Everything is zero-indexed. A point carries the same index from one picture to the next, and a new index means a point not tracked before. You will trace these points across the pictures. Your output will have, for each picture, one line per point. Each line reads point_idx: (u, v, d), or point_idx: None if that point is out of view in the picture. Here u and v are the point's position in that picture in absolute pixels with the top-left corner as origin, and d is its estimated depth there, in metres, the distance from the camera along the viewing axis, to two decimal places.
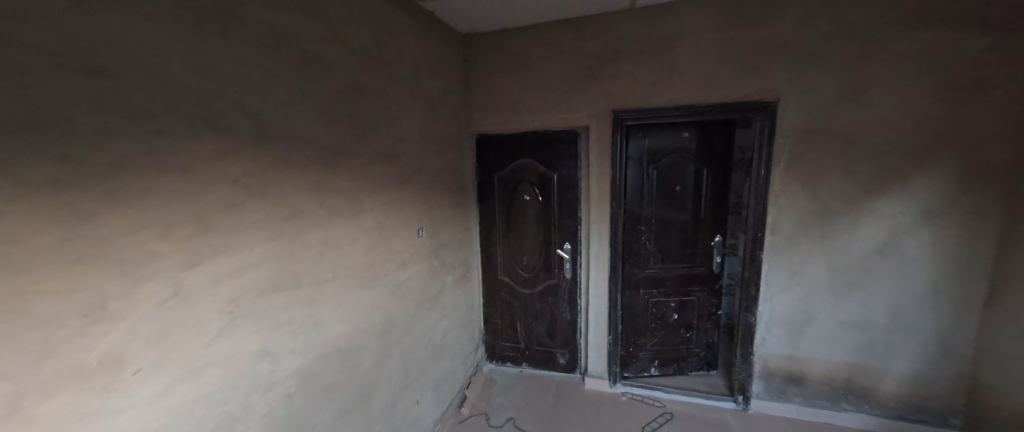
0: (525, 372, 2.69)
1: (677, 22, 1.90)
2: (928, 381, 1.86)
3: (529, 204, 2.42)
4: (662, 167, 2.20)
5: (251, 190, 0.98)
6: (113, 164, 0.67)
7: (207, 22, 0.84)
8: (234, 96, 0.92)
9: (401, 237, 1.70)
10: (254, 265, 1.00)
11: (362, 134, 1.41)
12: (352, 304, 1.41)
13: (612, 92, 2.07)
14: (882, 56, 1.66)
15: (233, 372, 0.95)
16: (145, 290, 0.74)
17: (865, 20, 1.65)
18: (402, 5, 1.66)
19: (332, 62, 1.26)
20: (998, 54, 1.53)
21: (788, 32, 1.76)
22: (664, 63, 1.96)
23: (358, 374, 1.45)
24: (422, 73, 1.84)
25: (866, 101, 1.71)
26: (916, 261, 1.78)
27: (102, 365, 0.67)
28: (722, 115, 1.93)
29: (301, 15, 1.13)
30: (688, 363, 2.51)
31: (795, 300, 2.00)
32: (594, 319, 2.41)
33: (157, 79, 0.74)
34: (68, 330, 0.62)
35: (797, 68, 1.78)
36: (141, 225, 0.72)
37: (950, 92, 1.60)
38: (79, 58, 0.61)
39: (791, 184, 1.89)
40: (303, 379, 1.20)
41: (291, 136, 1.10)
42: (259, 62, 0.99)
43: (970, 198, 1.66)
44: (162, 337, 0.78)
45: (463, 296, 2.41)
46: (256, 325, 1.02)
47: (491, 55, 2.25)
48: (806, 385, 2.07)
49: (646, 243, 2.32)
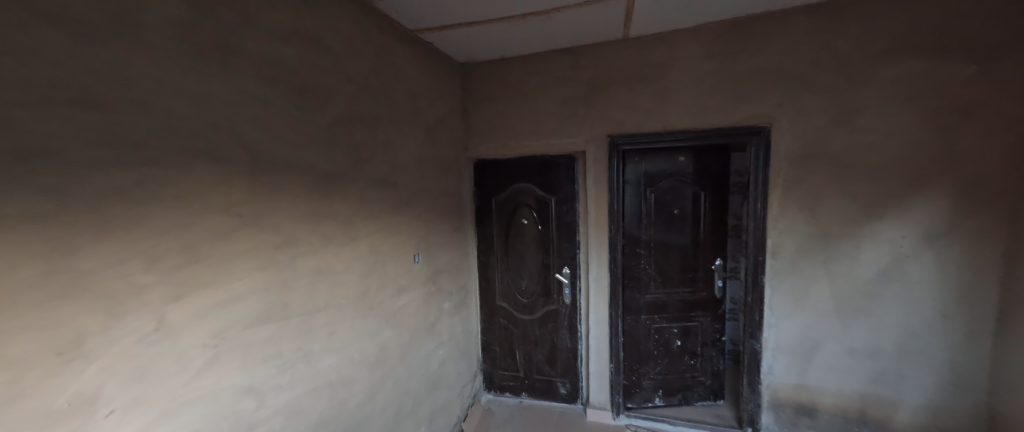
0: (525, 403, 2.59)
1: (667, 52, 1.97)
2: (945, 412, 1.78)
3: (527, 227, 2.41)
4: (659, 190, 2.21)
5: (244, 219, 0.97)
6: (101, 195, 0.66)
7: (205, 56, 0.86)
8: (229, 126, 0.92)
9: (396, 263, 1.68)
10: (243, 295, 0.98)
11: (360, 160, 1.43)
12: (345, 333, 1.37)
13: (607, 117, 2.11)
14: (866, 83, 1.71)
15: (215, 412, 0.90)
16: (126, 326, 0.71)
17: (848, 49, 1.72)
18: (402, 38, 1.74)
19: (331, 92, 1.29)
20: (982, 79, 1.57)
21: (775, 61, 1.82)
22: (657, 90, 2.01)
23: (347, 410, 1.38)
24: (422, 101, 1.89)
25: (855, 126, 1.74)
26: (922, 285, 1.75)
27: (73, 407, 0.63)
28: (717, 139, 1.96)
29: (300, 47, 1.17)
30: (693, 392, 2.41)
31: (801, 326, 1.96)
32: (595, 346, 2.34)
33: (150, 111, 0.74)
34: (41, 369, 0.59)
35: (786, 95, 1.83)
36: (128, 256, 0.71)
37: (937, 117, 1.64)
38: (73, 92, 0.62)
39: (788, 207, 1.89)
40: (291, 416, 1.14)
41: (287, 164, 1.11)
42: (256, 92, 1.01)
43: (968, 221, 1.65)
44: (140, 373, 0.74)
45: (460, 323, 2.35)
46: (241, 357, 0.98)
47: (489, 83, 2.32)
48: (819, 417, 1.98)
49: (646, 267, 2.29)
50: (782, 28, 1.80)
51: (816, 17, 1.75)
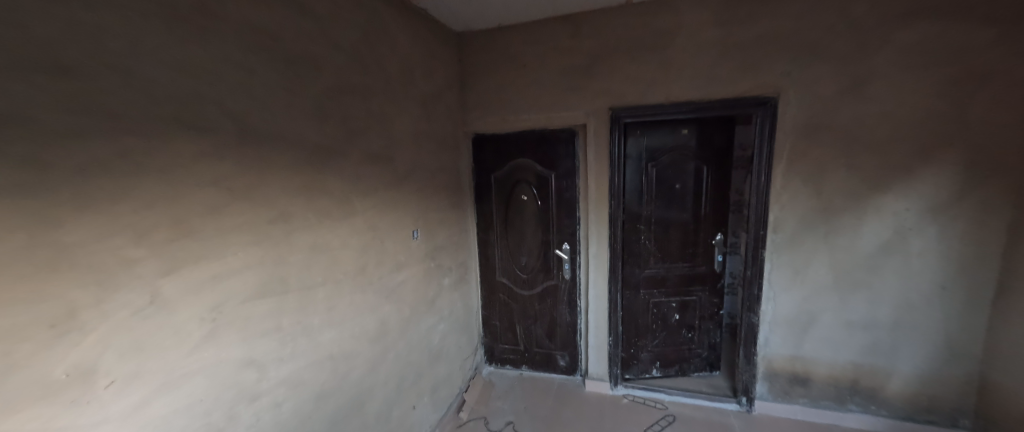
0: (525, 375, 2.66)
1: (674, 17, 1.87)
2: (937, 381, 1.82)
3: (527, 204, 2.39)
4: (661, 165, 2.17)
5: (234, 193, 0.94)
6: (81, 166, 0.64)
7: (182, 19, 0.80)
8: (214, 96, 0.88)
9: (394, 240, 1.66)
10: (237, 270, 0.97)
11: (353, 133, 1.38)
12: (344, 309, 1.38)
13: (609, 89, 2.04)
14: (882, 49, 1.63)
15: (216, 383, 0.91)
16: (120, 300, 0.70)
17: (866, 12, 1.62)
18: (393, 4, 1.64)
19: (319, 60, 1.23)
20: (1005, 45, 1.49)
21: (788, 25, 1.73)
22: (662, 59, 1.93)
23: (350, 381, 1.42)
24: (416, 74, 1.81)
25: (867, 95, 1.68)
26: (923, 258, 1.74)
27: (70, 378, 0.63)
28: (723, 111, 1.90)
29: (284, 10, 1.09)
30: (690, 363, 2.48)
31: (798, 300, 1.97)
32: (594, 320, 2.38)
33: (129, 77, 0.70)
34: (34, 342, 0.58)
35: (796, 63, 1.75)
36: (116, 230, 0.69)
37: (956, 84, 1.57)
38: (40, 55, 0.57)
39: (792, 180, 1.86)
40: (292, 388, 1.16)
41: (277, 137, 1.07)
42: (241, 60, 0.96)
43: (977, 194, 1.62)
44: (138, 346, 0.74)
45: (460, 299, 2.37)
46: (239, 330, 0.98)
47: (485, 54, 2.22)
48: (811, 387, 2.03)
49: (646, 243, 2.28)
50: None
51: None
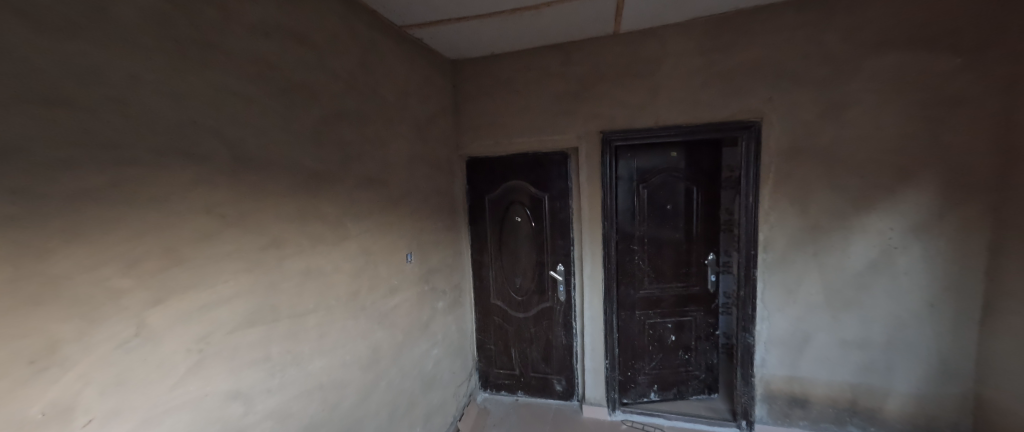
0: (521, 401, 2.59)
1: (659, 46, 1.97)
2: (935, 400, 1.81)
3: (520, 225, 2.40)
4: (652, 186, 2.22)
5: (228, 220, 0.95)
6: (73, 196, 0.64)
7: (184, 52, 0.84)
8: (211, 124, 0.90)
9: (388, 264, 1.66)
10: (228, 299, 0.95)
11: (348, 158, 1.41)
12: (335, 336, 1.35)
13: (599, 113, 2.11)
14: (854, 77, 1.73)
15: (201, 418, 0.88)
16: (104, 331, 0.69)
17: (836, 43, 1.73)
18: (389, 34, 1.71)
19: (316, 88, 1.26)
20: (967, 72, 1.59)
21: (765, 55, 1.83)
22: (648, 85, 2.01)
23: (340, 412, 1.37)
24: (410, 99, 1.86)
25: (843, 120, 1.76)
26: (910, 276, 1.77)
27: (48, 417, 0.61)
28: (710, 134, 1.96)
29: (283, 42, 1.14)
30: (688, 386, 2.43)
31: (793, 319, 1.98)
32: (591, 342, 2.35)
33: (126, 109, 0.72)
34: (14, 379, 0.57)
35: (776, 89, 1.83)
36: (105, 260, 0.69)
37: (925, 109, 1.66)
38: (35, 89, 0.58)
39: (779, 201, 1.91)
40: (278, 422, 1.12)
41: (271, 164, 1.09)
42: (238, 89, 0.98)
43: (955, 213, 1.68)
44: (120, 380, 0.72)
45: (454, 322, 2.33)
46: (226, 361, 0.95)
47: (479, 80, 2.30)
48: (810, 408, 2.01)
49: (640, 262, 2.30)
50: (771, 22, 1.80)
51: (805, 12, 1.75)
